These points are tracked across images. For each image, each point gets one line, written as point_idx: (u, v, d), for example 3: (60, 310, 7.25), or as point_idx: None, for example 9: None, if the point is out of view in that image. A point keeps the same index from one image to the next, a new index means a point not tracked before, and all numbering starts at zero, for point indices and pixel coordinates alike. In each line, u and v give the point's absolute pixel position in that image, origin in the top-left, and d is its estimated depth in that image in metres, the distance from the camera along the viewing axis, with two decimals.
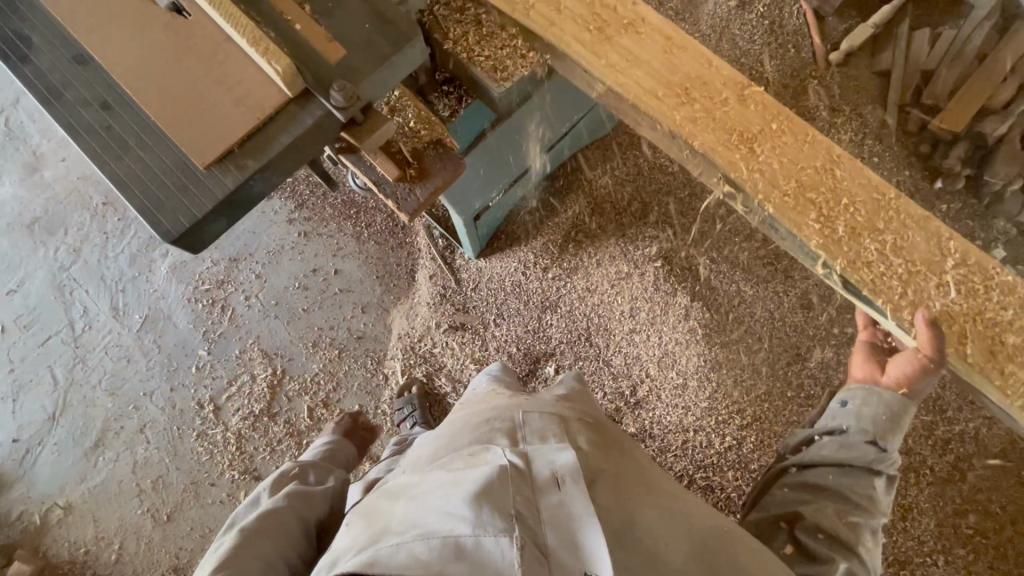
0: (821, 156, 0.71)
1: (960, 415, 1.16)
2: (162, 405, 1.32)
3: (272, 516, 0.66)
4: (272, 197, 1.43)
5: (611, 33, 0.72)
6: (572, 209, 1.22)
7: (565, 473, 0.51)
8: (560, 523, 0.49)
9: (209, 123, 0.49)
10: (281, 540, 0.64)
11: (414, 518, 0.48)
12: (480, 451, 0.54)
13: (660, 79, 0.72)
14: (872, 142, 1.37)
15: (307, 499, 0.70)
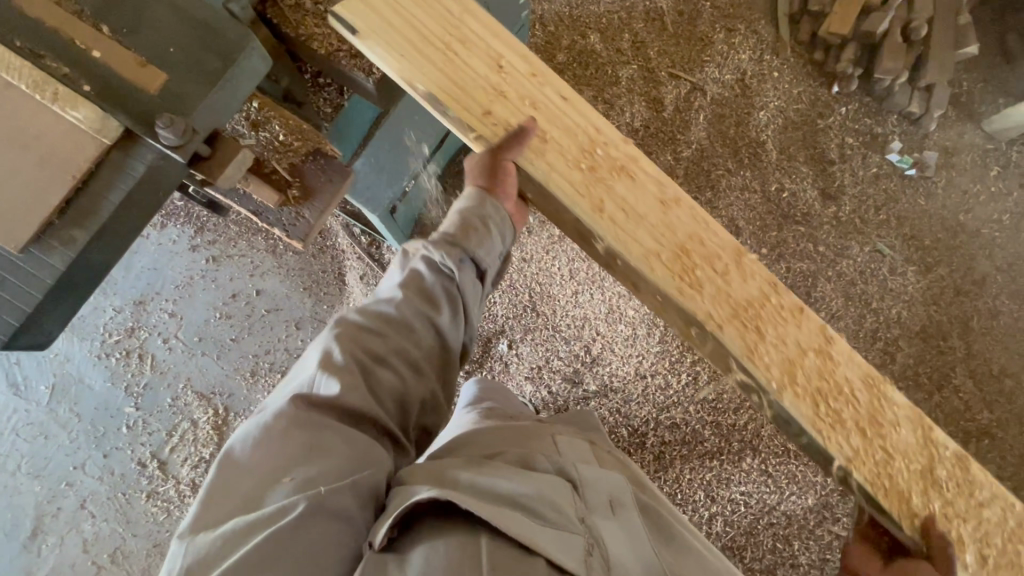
0: (819, 339, 0.60)
1: (883, 304, 1.27)
2: (98, 475, 1.21)
3: (382, 318, 0.58)
4: (164, 225, 1.29)
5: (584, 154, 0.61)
6: None
7: (618, 499, 0.56)
8: (620, 539, 0.52)
9: (17, 192, 0.49)
10: (395, 345, 0.57)
11: (482, 483, 0.50)
12: (537, 455, 0.57)
13: (658, 238, 0.61)
14: (770, 57, 1.40)
15: (432, 303, 0.60)
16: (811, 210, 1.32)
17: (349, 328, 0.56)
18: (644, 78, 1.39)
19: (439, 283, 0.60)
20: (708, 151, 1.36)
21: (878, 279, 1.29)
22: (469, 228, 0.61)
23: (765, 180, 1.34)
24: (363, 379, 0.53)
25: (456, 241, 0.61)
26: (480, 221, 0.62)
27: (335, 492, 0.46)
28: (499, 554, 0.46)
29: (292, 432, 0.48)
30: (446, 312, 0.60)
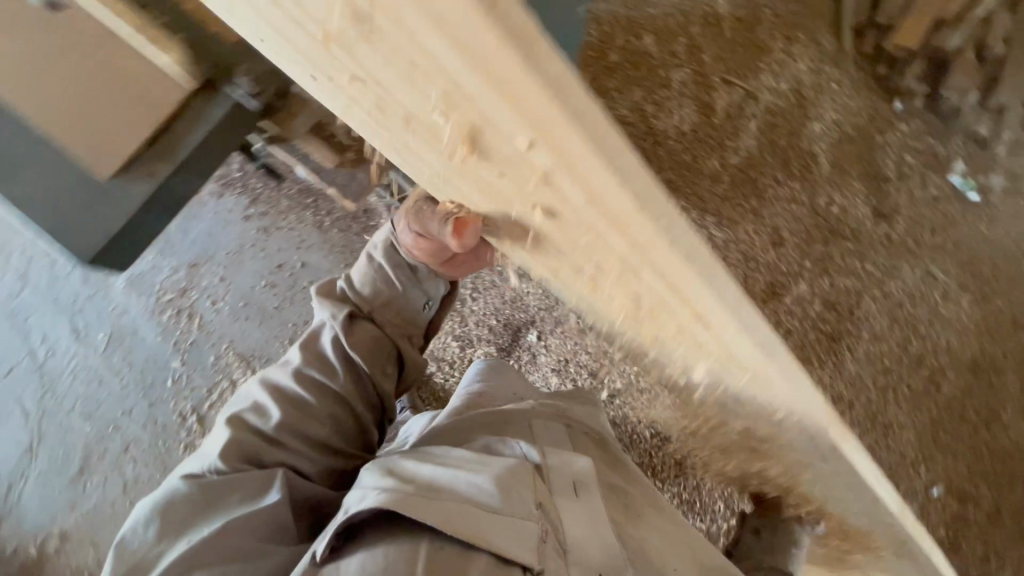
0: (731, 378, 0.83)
1: (931, 330, 1.21)
2: (143, 422, 1.29)
3: (285, 392, 0.77)
4: (223, 194, 1.37)
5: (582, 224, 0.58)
6: None
7: (582, 479, 0.74)
8: (574, 517, 0.68)
9: (109, 122, 0.53)
10: (296, 418, 0.75)
11: (445, 475, 0.66)
12: (512, 440, 0.76)
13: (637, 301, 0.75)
14: (830, 67, 1.36)
15: (326, 374, 0.79)
16: (862, 227, 1.27)
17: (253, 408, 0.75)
18: (696, 82, 1.37)
19: (336, 347, 0.81)
20: (758, 159, 1.32)
21: (929, 304, 1.23)
22: (376, 297, 0.84)
23: (814, 193, 1.30)
24: (266, 449, 0.72)
25: (361, 309, 0.85)
26: (385, 294, 0.85)
27: (245, 517, 0.64)
28: (438, 553, 0.58)
29: (201, 499, 0.65)
30: (348, 378, 0.81)
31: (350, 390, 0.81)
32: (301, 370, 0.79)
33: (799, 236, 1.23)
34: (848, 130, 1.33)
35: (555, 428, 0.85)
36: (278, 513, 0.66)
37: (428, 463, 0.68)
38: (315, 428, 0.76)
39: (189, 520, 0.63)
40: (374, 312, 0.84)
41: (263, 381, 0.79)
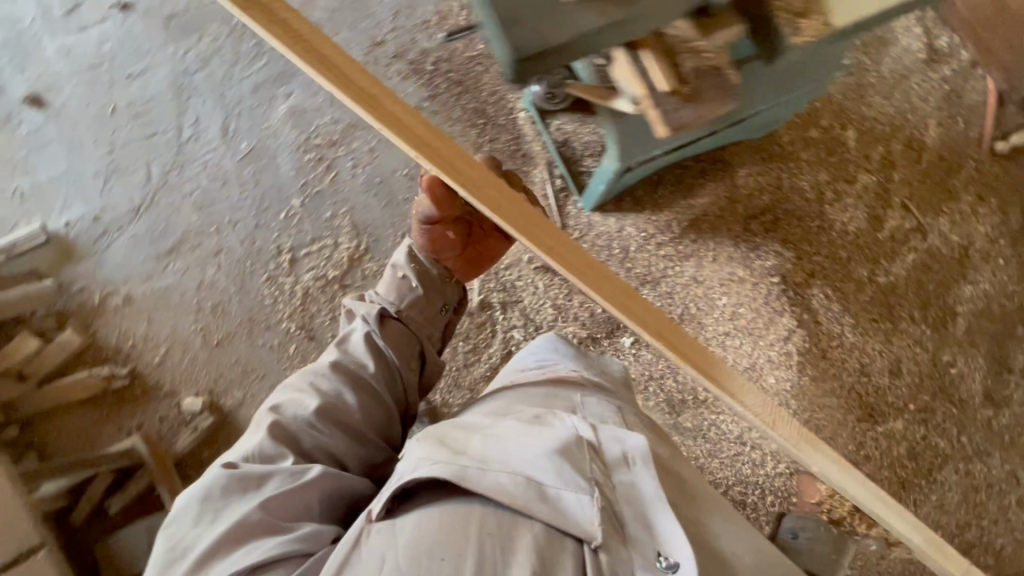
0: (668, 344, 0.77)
1: (994, 527, 1.18)
2: (242, 237, 1.32)
3: (328, 378, 0.84)
4: (407, 79, 1.41)
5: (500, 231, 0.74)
6: (707, 199, 1.18)
7: (635, 456, 0.66)
8: (633, 498, 0.63)
9: None
10: (336, 403, 0.81)
11: (494, 446, 0.65)
12: (562, 414, 0.71)
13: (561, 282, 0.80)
14: (1006, 243, 1.34)
15: (360, 369, 0.87)
16: (970, 401, 1.24)
17: (296, 394, 0.82)
18: (876, 193, 1.36)
19: (371, 339, 0.91)
20: (900, 288, 1.30)
21: (1004, 503, 1.19)
22: (399, 297, 0.98)
23: (941, 347, 1.27)
24: (305, 433, 0.77)
25: (387, 309, 0.96)
26: (407, 297, 0.98)
27: (286, 493, 0.68)
28: (490, 522, 0.58)
29: (235, 485, 0.69)
30: (379, 369, 0.89)
31: (382, 380, 0.88)
32: (341, 362, 0.87)
33: (912, 377, 1.21)
34: (997, 306, 1.31)
35: (604, 403, 0.82)
36: (306, 495, 0.69)
37: (474, 433, 0.67)
38: (352, 413, 0.82)
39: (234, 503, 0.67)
40: (400, 313, 0.96)
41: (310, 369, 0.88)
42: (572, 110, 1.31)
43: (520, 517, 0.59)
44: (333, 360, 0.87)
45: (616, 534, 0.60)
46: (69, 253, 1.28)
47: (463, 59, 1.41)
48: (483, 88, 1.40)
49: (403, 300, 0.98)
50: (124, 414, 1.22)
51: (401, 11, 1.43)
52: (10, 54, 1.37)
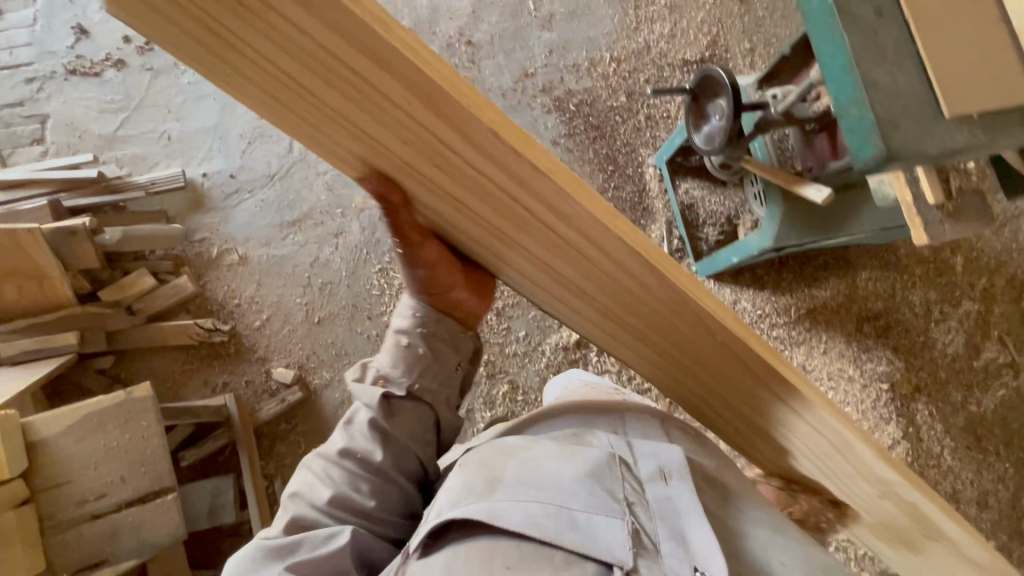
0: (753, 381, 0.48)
1: None
2: (363, 225, 1.30)
3: (336, 466, 0.63)
4: (549, 113, 1.48)
5: (527, 236, 0.41)
6: (828, 292, 1.21)
7: (672, 471, 0.54)
8: (669, 516, 0.51)
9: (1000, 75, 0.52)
10: (350, 494, 0.61)
11: (520, 468, 0.53)
12: (596, 432, 0.60)
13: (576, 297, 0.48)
14: None
15: (368, 457, 0.63)
16: None
17: (306, 481, 0.63)
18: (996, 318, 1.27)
19: (375, 423, 0.63)
20: None
21: None
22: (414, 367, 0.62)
23: None
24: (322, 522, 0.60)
25: (394, 378, 0.62)
26: (413, 375, 0.62)
27: (313, 560, 0.54)
28: (519, 554, 0.48)
29: (261, 556, 0.56)
30: (390, 454, 0.63)
31: (401, 463, 0.64)
32: (350, 447, 0.63)
33: None
34: None
35: (649, 414, 0.67)
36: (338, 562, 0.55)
37: (496, 452, 0.56)
38: (369, 502, 0.61)
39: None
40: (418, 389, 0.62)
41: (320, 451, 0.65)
42: (703, 176, 1.35)
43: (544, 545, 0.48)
44: (338, 447, 0.64)
45: (649, 559, 0.48)
46: (200, 203, 1.31)
47: (605, 106, 1.48)
48: (619, 137, 1.45)
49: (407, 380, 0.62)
50: (214, 369, 1.23)
51: (556, 50, 1.52)
52: None
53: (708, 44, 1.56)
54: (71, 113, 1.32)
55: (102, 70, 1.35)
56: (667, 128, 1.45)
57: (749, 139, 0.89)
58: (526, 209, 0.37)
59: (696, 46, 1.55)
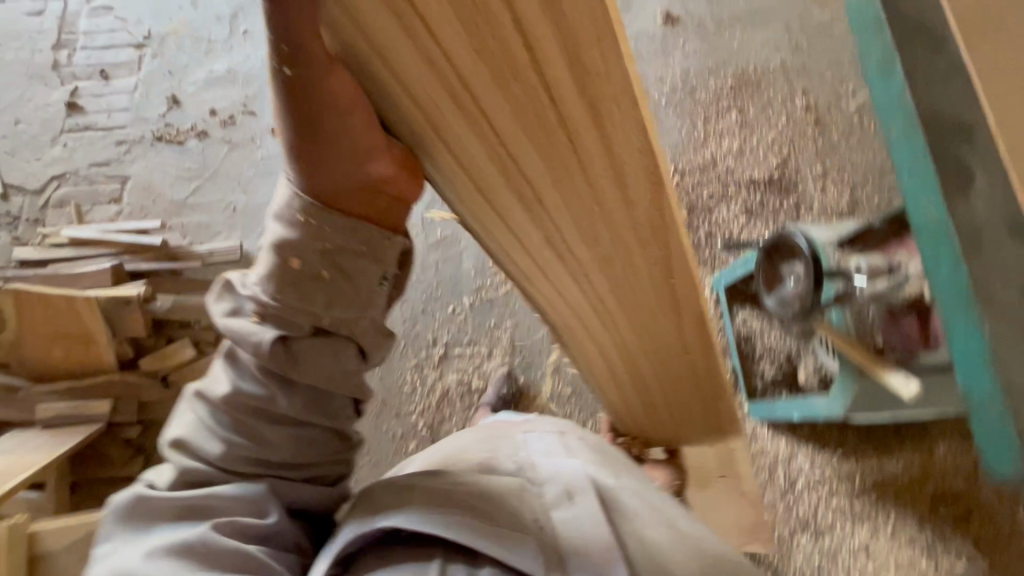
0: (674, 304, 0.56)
1: None
2: (405, 316, 1.33)
3: (224, 416, 0.48)
4: None
5: (523, 159, 0.40)
6: (898, 464, 1.08)
7: (577, 491, 0.50)
8: (571, 529, 0.47)
9: None
10: (253, 447, 0.48)
11: (426, 492, 0.49)
12: (495, 457, 0.56)
13: (515, 203, 0.46)
14: None
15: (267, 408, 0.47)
16: None
17: (187, 428, 0.49)
18: None
19: (267, 360, 0.44)
20: None
21: None
22: (307, 298, 0.41)
23: None
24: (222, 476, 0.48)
25: (276, 308, 0.42)
26: (305, 311, 0.42)
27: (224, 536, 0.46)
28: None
29: (155, 503, 0.47)
30: (299, 399, 0.47)
31: (314, 405, 0.48)
32: (241, 392, 0.47)
33: None
34: None
35: (550, 432, 0.61)
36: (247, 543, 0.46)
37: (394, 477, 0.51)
38: (281, 454, 0.49)
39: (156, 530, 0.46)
40: (322, 324, 0.43)
41: (201, 388, 0.49)
42: (760, 304, 1.27)
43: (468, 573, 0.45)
44: (222, 393, 0.47)
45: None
46: None
47: None
48: None
49: (295, 318, 0.42)
50: None
51: None
52: None
53: (777, 163, 1.52)
54: (150, 176, 1.39)
55: (185, 139, 1.43)
56: (728, 249, 1.40)
57: (820, 312, 0.84)
58: (566, 136, 0.37)
59: (765, 164, 1.51)
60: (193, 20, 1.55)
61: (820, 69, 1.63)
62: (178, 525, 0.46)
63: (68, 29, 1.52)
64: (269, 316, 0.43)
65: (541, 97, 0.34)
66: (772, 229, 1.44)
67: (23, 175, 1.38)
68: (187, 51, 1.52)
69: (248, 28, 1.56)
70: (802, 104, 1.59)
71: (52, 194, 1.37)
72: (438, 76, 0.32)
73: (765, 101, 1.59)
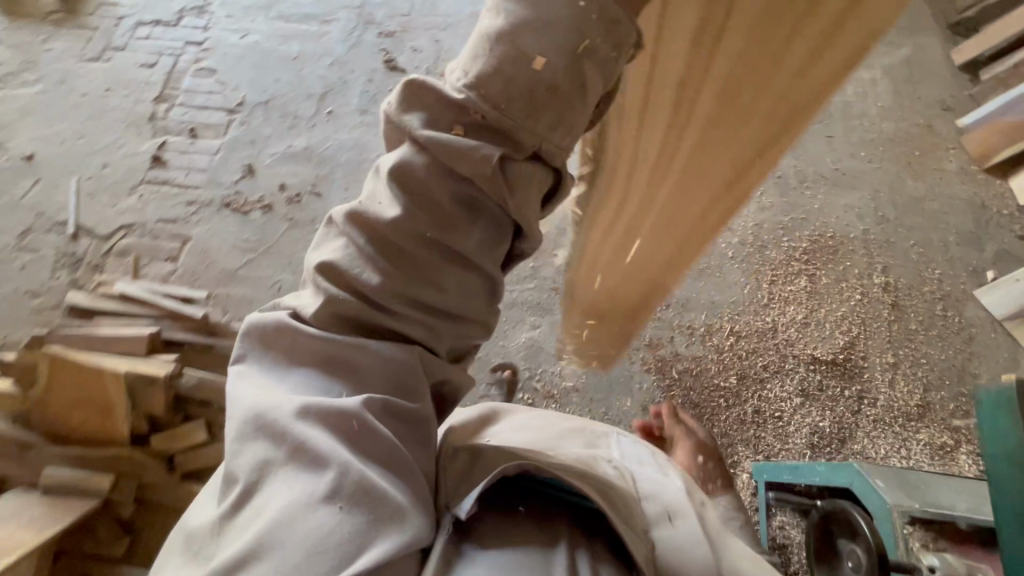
0: (727, 198, 0.78)
1: None
2: None
3: (382, 238, 0.48)
4: (647, 371, 1.37)
5: (716, 86, 0.55)
6: None
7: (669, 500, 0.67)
8: (666, 537, 0.61)
9: None
10: (410, 276, 0.48)
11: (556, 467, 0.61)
12: (601, 465, 0.70)
13: (694, 115, 0.60)
14: None
15: (453, 218, 0.47)
16: None
17: (340, 246, 0.48)
18: None
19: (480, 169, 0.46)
20: None
21: None
22: (513, 99, 0.44)
23: None
24: (375, 317, 0.48)
25: (487, 118, 0.46)
26: (529, 127, 0.45)
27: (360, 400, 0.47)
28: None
29: (297, 352, 0.49)
30: (483, 226, 0.48)
31: (486, 244, 0.49)
32: (411, 220, 0.47)
33: None
34: None
35: (638, 449, 0.84)
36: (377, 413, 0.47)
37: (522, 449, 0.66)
38: (438, 297, 0.49)
39: (294, 394, 0.48)
40: (543, 146, 0.47)
41: (356, 211, 0.48)
42: (801, 513, 1.14)
43: (591, 562, 0.53)
44: (391, 213, 0.47)
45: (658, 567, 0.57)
46: None
47: (710, 381, 1.36)
48: (717, 422, 1.32)
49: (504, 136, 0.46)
50: None
51: (673, 305, 1.44)
52: (346, 171, 1.53)
53: (844, 343, 1.41)
54: (210, 241, 1.43)
55: (250, 210, 1.47)
56: (775, 433, 1.31)
57: None
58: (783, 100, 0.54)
59: (832, 343, 1.41)
60: (285, 94, 1.63)
61: (904, 246, 1.54)
62: (319, 378, 0.49)
63: (172, 85, 1.62)
64: (477, 120, 0.46)
65: (793, 32, 0.46)
66: (829, 418, 1.32)
67: (95, 220, 1.44)
68: (272, 124, 1.59)
69: (333, 110, 1.62)
70: (881, 282, 1.49)
71: (116, 243, 1.41)
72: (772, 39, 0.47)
73: (840, 272, 1.50)
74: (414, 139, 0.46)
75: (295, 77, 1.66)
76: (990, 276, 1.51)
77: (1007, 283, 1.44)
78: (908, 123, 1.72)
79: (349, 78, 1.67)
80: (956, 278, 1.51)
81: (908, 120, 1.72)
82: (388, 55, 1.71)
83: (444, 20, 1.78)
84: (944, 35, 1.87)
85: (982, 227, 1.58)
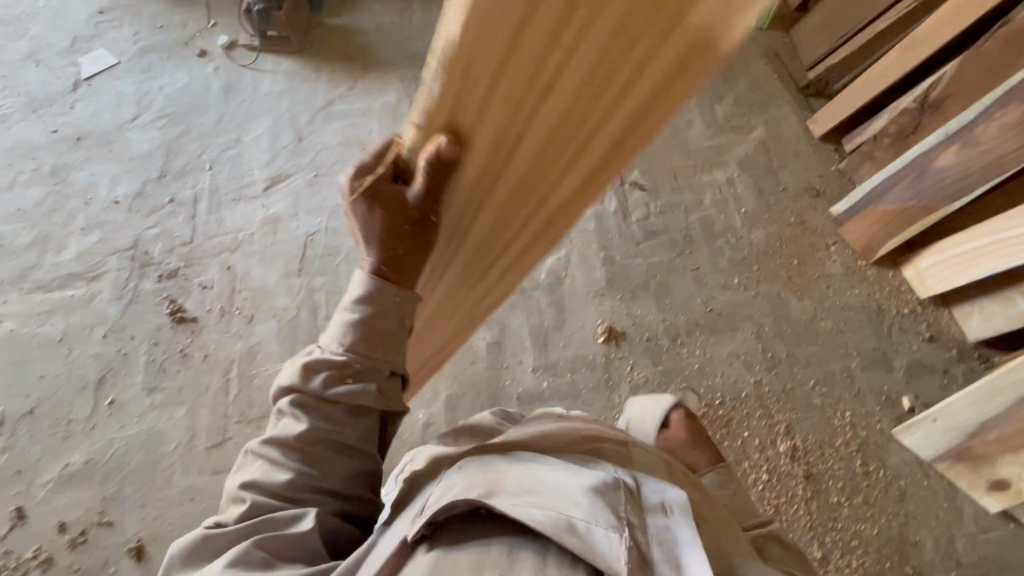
0: (491, 294, 1.02)
1: None
2: None
3: (289, 446, 0.68)
4: None
5: (502, 198, 0.80)
6: None
7: (671, 505, 0.60)
8: (665, 538, 0.56)
9: None
10: (312, 471, 0.68)
11: (529, 482, 0.59)
12: (605, 463, 0.67)
13: (482, 219, 0.84)
14: None
15: (340, 424, 0.71)
16: None
17: (263, 462, 0.69)
18: None
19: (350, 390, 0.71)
20: None
21: None
22: (370, 347, 0.73)
23: None
24: (288, 501, 0.66)
25: (359, 367, 0.72)
26: (382, 360, 0.74)
27: (274, 538, 0.62)
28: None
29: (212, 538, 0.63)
30: (363, 425, 0.72)
31: (365, 437, 0.73)
32: (312, 429, 0.69)
33: None
34: None
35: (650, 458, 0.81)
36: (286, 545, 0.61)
37: (501, 463, 0.64)
38: (332, 479, 0.69)
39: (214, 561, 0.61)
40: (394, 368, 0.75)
41: (271, 434, 0.70)
42: None
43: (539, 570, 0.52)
44: (297, 430, 0.69)
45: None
46: None
47: None
48: None
49: (372, 373, 0.73)
50: None
51: None
52: (138, 481, 1.27)
53: None
54: None
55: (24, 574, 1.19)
56: None
57: None
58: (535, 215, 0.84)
59: None
60: (56, 393, 1.35)
61: (805, 390, 1.32)
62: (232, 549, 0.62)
63: None
64: (351, 368, 0.72)
65: (538, 172, 0.77)
66: None
67: None
68: (42, 441, 1.31)
69: (114, 398, 1.35)
70: (788, 449, 1.26)
71: None
72: (545, 176, 0.77)
73: (739, 450, 1.26)
74: (302, 376, 0.71)
75: (64, 364, 1.38)
76: (907, 404, 1.30)
77: (924, 420, 1.22)
78: (779, 223, 1.51)
79: (129, 347, 1.40)
80: (870, 417, 1.29)
81: (778, 221, 1.51)
82: (173, 302, 1.45)
83: (235, 238, 1.52)
84: (795, 101, 1.68)
85: (885, 338, 1.37)
